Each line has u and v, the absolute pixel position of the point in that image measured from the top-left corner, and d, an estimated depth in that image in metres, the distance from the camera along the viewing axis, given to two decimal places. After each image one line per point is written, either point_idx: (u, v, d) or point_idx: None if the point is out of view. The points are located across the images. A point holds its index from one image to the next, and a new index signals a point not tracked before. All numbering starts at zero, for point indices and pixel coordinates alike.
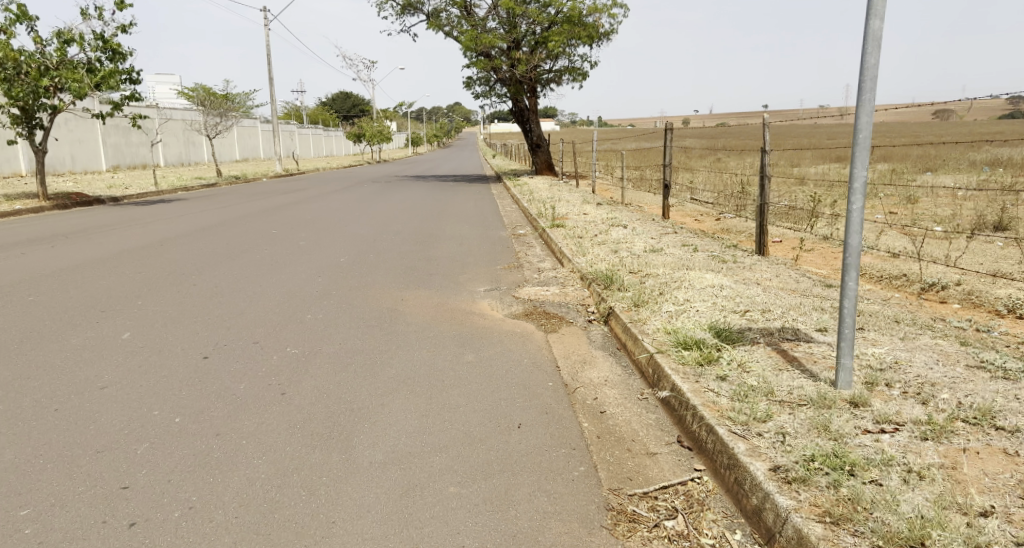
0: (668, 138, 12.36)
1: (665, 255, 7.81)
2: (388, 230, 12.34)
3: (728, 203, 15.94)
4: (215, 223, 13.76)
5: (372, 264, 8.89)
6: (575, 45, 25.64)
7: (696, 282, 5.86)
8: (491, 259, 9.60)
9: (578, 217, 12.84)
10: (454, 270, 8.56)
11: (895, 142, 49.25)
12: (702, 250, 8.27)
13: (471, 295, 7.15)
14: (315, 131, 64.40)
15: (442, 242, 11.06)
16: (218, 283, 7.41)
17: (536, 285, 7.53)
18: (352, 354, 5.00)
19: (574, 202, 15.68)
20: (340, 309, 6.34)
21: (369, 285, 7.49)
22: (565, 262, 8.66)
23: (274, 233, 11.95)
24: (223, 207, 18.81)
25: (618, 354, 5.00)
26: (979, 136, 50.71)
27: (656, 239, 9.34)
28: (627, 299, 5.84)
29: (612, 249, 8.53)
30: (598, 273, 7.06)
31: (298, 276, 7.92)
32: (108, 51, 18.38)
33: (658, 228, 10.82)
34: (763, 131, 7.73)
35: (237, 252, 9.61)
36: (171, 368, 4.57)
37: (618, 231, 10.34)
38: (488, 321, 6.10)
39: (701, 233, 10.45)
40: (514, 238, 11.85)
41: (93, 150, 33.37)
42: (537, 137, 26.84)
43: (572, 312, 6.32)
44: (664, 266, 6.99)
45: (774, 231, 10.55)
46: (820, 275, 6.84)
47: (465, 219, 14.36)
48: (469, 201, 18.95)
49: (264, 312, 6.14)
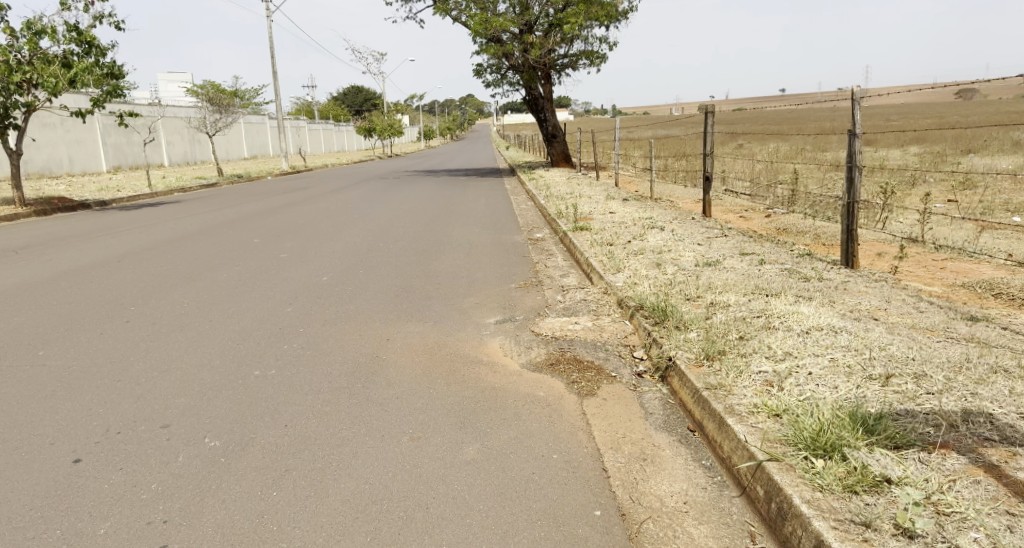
0: (710, 123, 10.62)
1: (726, 271, 6.12)
2: (387, 237, 10.72)
3: (769, 195, 14.23)
4: (195, 231, 12.21)
5: (360, 286, 7.28)
6: (591, 27, 23.95)
7: (792, 320, 4.18)
8: (503, 274, 7.99)
9: (605, 216, 11.23)
10: (459, 292, 6.94)
11: (923, 123, 47.32)
12: (771, 261, 6.59)
13: (477, 331, 5.51)
14: (326, 127, 63.07)
15: (448, 252, 9.45)
16: (157, 318, 5.82)
17: (561, 314, 5.86)
18: (298, 445, 3.38)
19: (597, 199, 13.99)
20: (301, 359, 4.73)
21: (347, 319, 5.88)
22: (596, 279, 7.02)
23: (256, 243, 10.39)
24: (214, 210, 17.29)
25: (693, 443, 3.34)
26: (1008, 115, 48.68)
27: (705, 246, 7.66)
28: (695, 346, 4.14)
29: (654, 262, 6.86)
30: (643, 300, 5.39)
31: (262, 307, 6.32)
32: (84, 44, 16.96)
33: (702, 230, 9.19)
34: (853, 107, 6.00)
35: (200, 272, 8.02)
36: (11, 491, 3.00)
37: (656, 235, 8.71)
38: (499, 375, 4.44)
39: (756, 235, 8.80)
40: (532, 243, 10.24)
41: (93, 150, 32.08)
42: (553, 126, 25.16)
43: (611, 358, 4.65)
44: (731, 290, 5.31)
45: (840, 231, 8.88)
46: (944, 299, 5.16)
47: (474, 220, 12.74)
48: (480, 199, 17.31)
49: (196, 367, 4.54)
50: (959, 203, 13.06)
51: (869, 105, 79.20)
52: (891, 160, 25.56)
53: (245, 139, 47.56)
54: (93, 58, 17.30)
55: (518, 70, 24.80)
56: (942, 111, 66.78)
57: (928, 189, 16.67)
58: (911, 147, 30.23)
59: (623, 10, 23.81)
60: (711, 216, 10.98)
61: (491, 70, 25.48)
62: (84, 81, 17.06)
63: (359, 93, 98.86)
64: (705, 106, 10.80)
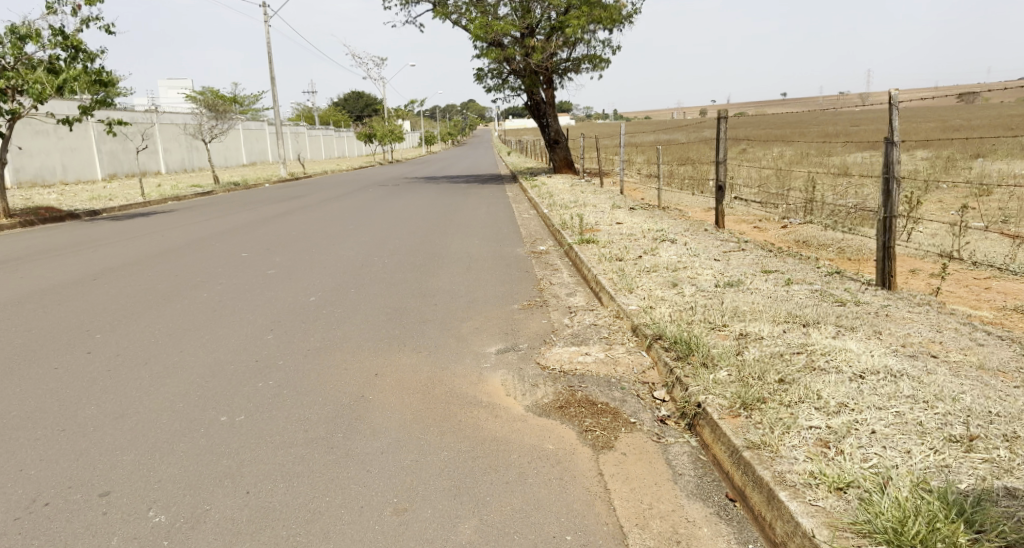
0: (723, 129, 10.08)
1: (751, 293, 5.57)
2: (383, 251, 10.19)
3: (781, 205, 13.70)
4: (182, 242, 11.70)
5: (349, 307, 6.74)
6: (593, 30, 23.49)
7: (840, 359, 3.61)
8: (505, 292, 7.44)
9: (612, 227, 10.70)
10: (457, 315, 6.40)
11: (926, 127, 46.85)
12: (798, 281, 6.04)
13: (475, 363, 4.96)
14: (326, 133, 62.73)
15: (446, 267, 8.92)
16: (123, 348, 5.29)
17: (569, 342, 5.30)
18: (260, 521, 2.85)
19: (602, 207, 13.46)
20: (275, 401, 4.20)
21: (332, 348, 5.34)
22: (607, 300, 6.46)
23: (244, 258, 9.87)
24: (206, 219, 16.79)
25: (734, 517, 2.80)
26: (1011, 119, 48.26)
27: (723, 263, 7.12)
28: (728, 390, 3.58)
29: (670, 282, 6.31)
30: (662, 329, 4.83)
31: (240, 333, 5.79)
32: (71, 49, 16.48)
33: (717, 243, 8.65)
34: (890, 112, 5.45)
35: (179, 291, 7.49)
36: None
37: (668, 250, 8.17)
38: (502, 421, 3.89)
39: (774, 249, 8.26)
40: (535, 256, 9.70)
41: (88, 158, 31.62)
42: (555, 132, 24.67)
43: (629, 399, 4.09)
44: (761, 317, 4.75)
45: (863, 245, 8.33)
46: (999, 327, 4.61)
47: (475, 231, 12.21)
48: (480, 207, 16.82)
49: (153, 413, 4.01)
50: (980, 211, 12.51)
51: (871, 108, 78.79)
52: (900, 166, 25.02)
53: (244, 145, 47.18)
54: (81, 63, 16.80)
55: (520, 75, 24.31)
56: (945, 115, 66.34)
57: (942, 196, 16.14)
58: (918, 151, 29.72)
59: (626, 13, 23.34)
60: (724, 227, 10.44)
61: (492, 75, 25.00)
62: (71, 87, 16.59)
63: (360, 99, 98.61)
64: (718, 111, 10.26)
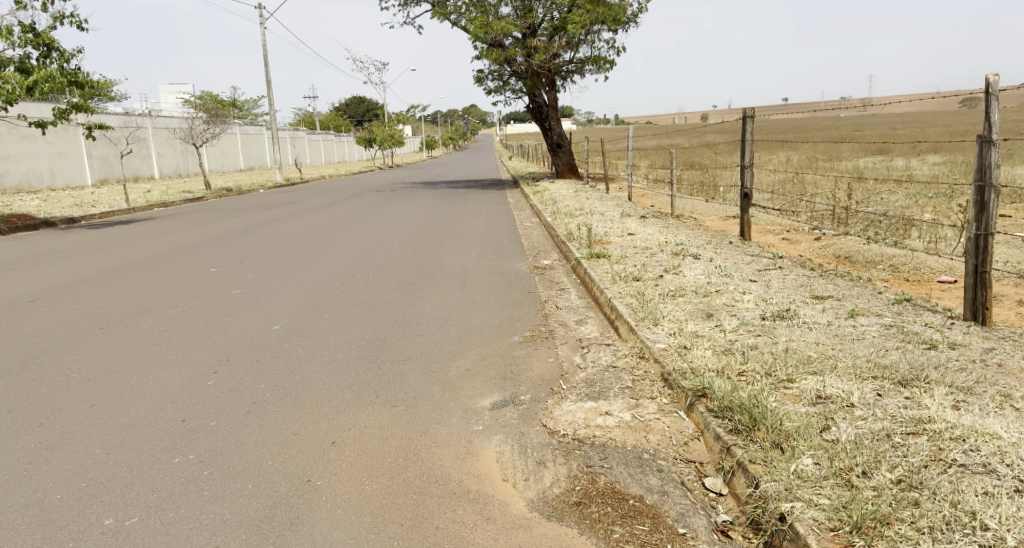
0: (750, 130, 8.99)
1: (809, 331, 4.46)
2: (368, 266, 9.08)
3: (804, 214, 12.64)
4: (150, 255, 10.59)
5: (317, 339, 5.63)
6: (598, 30, 22.45)
7: (990, 462, 2.58)
8: (505, 320, 6.32)
9: (624, 239, 9.61)
10: (445, 350, 5.30)
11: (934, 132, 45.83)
12: (863, 312, 4.94)
13: (465, 422, 3.88)
14: (325, 137, 61.69)
15: (438, 286, 7.82)
16: (19, 402, 4.21)
17: (584, 394, 4.16)
18: None
19: (611, 216, 12.38)
20: (194, 492, 3.11)
21: (284, 398, 4.24)
22: (626, 332, 5.36)
23: (211, 274, 8.77)
24: (186, 228, 15.67)
25: None
26: (1016, 125, 47.33)
27: (762, 285, 6.02)
28: (828, 498, 2.51)
29: (704, 312, 5.21)
30: (707, 382, 3.70)
31: (175, 376, 4.68)
32: (42, 47, 15.36)
33: (747, 260, 7.56)
34: (989, 102, 4.35)
35: (121, 318, 6.38)
36: None
37: (695, 268, 7.07)
38: (500, 527, 2.80)
39: (816, 267, 7.16)
40: (539, 273, 8.63)
41: (77, 163, 30.51)
42: (558, 136, 23.64)
43: (671, 491, 2.96)
44: (837, 370, 3.65)
45: (918, 262, 7.22)
46: None
47: (472, 242, 11.11)
48: (480, 214, 15.74)
49: (14, 521, 2.93)
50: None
51: (875, 112, 77.97)
52: (917, 171, 24.00)
53: (241, 150, 46.14)
54: (52, 62, 15.67)
55: (522, 76, 23.19)
56: (951, 119, 65.35)
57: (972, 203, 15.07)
58: (932, 156, 28.77)
59: (632, 12, 22.27)
60: (751, 239, 9.35)
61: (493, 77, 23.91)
62: (43, 88, 15.48)
63: (361, 103, 97.61)
64: (745, 109, 9.13)
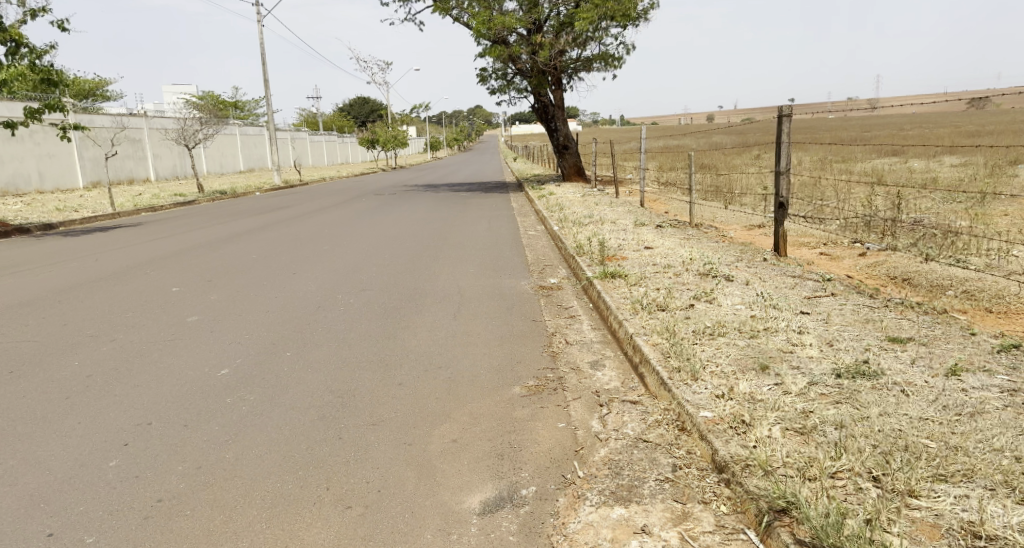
0: (786, 130, 7.87)
1: (907, 398, 3.35)
2: (348, 285, 8.02)
3: (836, 223, 11.53)
4: (112, 269, 9.54)
5: (268, 390, 4.58)
6: (606, 27, 21.35)
7: None
8: (503, 360, 5.22)
9: (640, 254, 8.52)
10: (427, 409, 4.21)
11: (944, 133, 44.75)
12: (968, 365, 3.80)
13: (443, 540, 2.84)
14: (327, 138, 60.70)
15: (427, 311, 6.75)
16: None
17: (609, 492, 3.06)
18: None
19: (623, 225, 11.30)
20: None
21: (203, 499, 3.21)
22: (657, 386, 4.23)
23: (170, 296, 7.76)
24: (166, 235, 14.63)
25: None
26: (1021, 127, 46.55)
27: (819, 322, 4.91)
28: None
29: (757, 364, 4.08)
30: (787, 489, 2.63)
31: (72, 454, 3.66)
32: (11, 42, 14.29)
33: (790, 284, 6.45)
34: None
35: (40, 359, 5.35)
36: None
37: (730, 294, 5.96)
38: None
39: (874, 293, 6.03)
40: (545, 295, 7.53)
41: (67, 165, 29.51)
42: (564, 137, 22.54)
43: None
44: (981, 481, 2.59)
45: (996, 285, 6.07)
46: None
47: (470, 255, 10.02)
48: (480, 221, 14.65)
49: None
50: None
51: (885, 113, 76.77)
52: (940, 173, 22.91)
53: (241, 152, 45.25)
54: (21, 59, 14.58)
55: (526, 75, 22.07)
56: (962, 120, 64.16)
57: (1010, 210, 13.94)
58: (949, 157, 27.70)
59: (643, 7, 21.13)
60: (786, 255, 8.25)
61: (496, 75, 22.81)
62: (12, 86, 14.42)
63: (365, 104, 96.63)
64: (780, 105, 7.97)
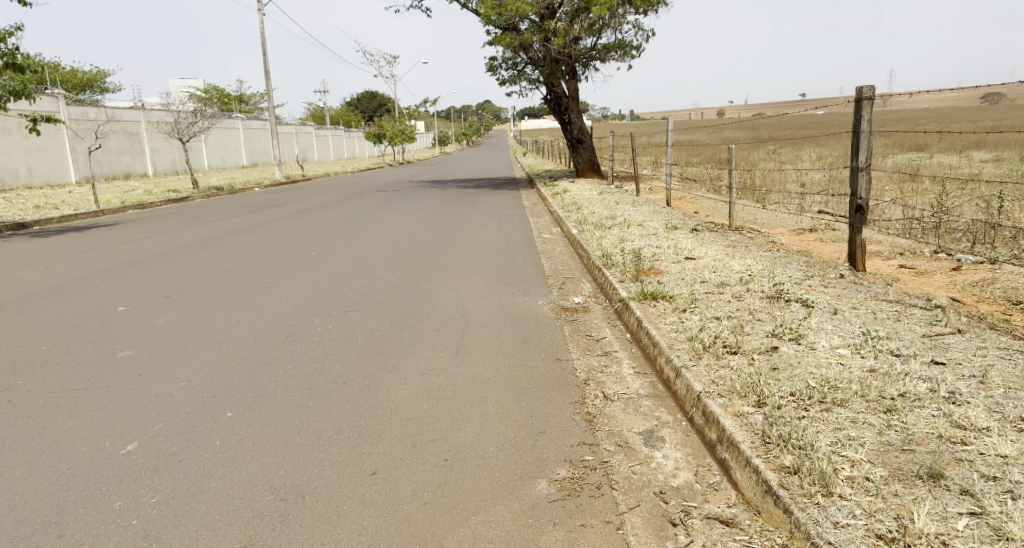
0: (868, 117, 6.34)
1: None
2: (327, 305, 6.59)
3: (894, 225, 10.04)
4: (57, 281, 8.11)
5: (180, 482, 3.17)
6: (623, 12, 19.78)
7: None
8: (519, 426, 3.76)
9: (682, 266, 7.07)
10: (407, 530, 2.80)
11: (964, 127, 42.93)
12: None
13: None
14: (333, 133, 59.30)
15: (420, 345, 5.30)
16: None
17: None
18: None
19: (653, 228, 9.83)
20: None
21: None
22: (760, 497, 2.78)
23: (111, 316, 6.37)
24: (144, 236, 13.19)
25: None
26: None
27: (976, 386, 3.43)
28: None
29: (929, 474, 2.62)
30: None
31: None
32: None
33: (889, 313, 4.98)
34: None
35: None
36: None
37: (821, 332, 4.48)
38: None
39: (1010, 329, 4.54)
40: (567, 318, 6.05)
41: (59, 159, 28.16)
42: (579, 130, 21.07)
43: None
44: None
45: None
46: None
47: (476, 264, 8.55)
48: (489, 221, 13.20)
49: None
50: None
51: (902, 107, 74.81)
52: (977, 168, 21.33)
53: (244, 146, 43.96)
54: None
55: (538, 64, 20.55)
56: (979, 113, 62.27)
57: None
58: (979, 151, 26.09)
59: None
60: (863, 269, 6.75)
61: (506, 65, 21.29)
62: None
63: (373, 99, 95.30)
64: (858, 86, 6.47)
